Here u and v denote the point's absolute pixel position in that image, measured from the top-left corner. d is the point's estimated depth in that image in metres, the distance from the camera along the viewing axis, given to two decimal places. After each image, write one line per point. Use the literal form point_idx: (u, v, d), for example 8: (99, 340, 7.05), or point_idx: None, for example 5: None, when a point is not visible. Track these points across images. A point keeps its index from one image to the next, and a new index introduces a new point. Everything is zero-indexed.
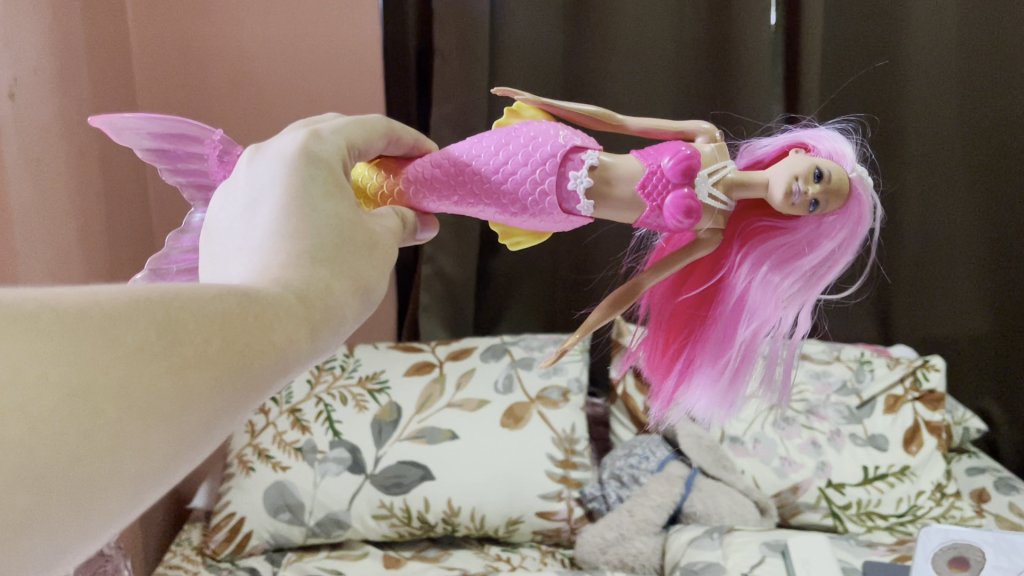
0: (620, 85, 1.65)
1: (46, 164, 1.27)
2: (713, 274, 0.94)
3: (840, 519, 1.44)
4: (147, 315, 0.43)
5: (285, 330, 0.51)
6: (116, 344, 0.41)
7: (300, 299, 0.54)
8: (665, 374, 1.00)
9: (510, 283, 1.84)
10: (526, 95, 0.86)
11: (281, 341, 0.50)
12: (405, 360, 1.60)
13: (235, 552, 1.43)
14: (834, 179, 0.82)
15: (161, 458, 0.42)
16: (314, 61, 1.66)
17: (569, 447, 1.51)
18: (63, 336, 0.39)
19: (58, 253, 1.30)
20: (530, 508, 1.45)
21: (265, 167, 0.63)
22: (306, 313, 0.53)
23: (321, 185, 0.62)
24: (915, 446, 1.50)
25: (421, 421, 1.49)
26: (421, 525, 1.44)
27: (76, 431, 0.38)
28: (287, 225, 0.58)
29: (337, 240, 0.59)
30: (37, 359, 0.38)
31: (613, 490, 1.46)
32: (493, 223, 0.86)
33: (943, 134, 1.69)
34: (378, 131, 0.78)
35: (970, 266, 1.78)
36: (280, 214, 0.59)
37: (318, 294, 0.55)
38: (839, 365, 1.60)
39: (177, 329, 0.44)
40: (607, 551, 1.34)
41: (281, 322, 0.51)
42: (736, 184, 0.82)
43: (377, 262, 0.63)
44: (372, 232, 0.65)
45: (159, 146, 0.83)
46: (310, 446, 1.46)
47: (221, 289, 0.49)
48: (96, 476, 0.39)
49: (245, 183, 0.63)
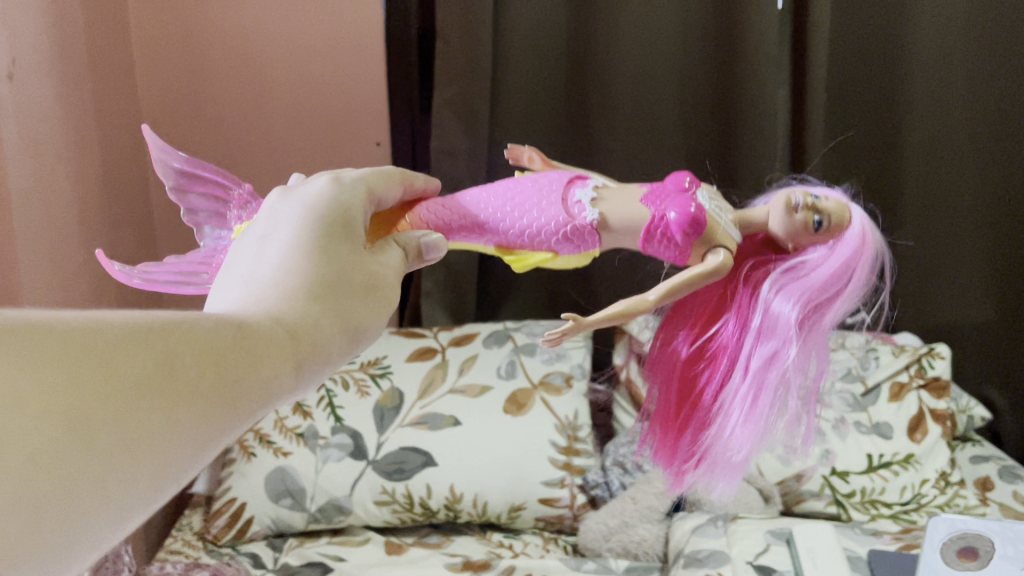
0: (625, 96, 1.65)
1: (46, 147, 1.26)
2: (726, 309, 1.02)
3: (843, 507, 1.44)
4: (147, 349, 0.45)
5: (272, 366, 0.52)
6: (118, 378, 0.43)
7: (288, 334, 0.55)
8: (687, 426, 1.06)
9: (512, 268, 1.82)
10: (535, 163, 0.92)
11: (267, 374, 0.51)
12: (406, 345, 1.59)
13: (236, 537, 1.42)
14: (830, 204, 0.92)
15: (145, 485, 0.44)
16: (315, 42, 1.64)
17: (571, 434, 1.50)
18: (52, 368, 0.41)
19: (56, 236, 1.28)
20: (532, 495, 1.44)
21: (283, 214, 0.66)
22: (294, 347, 0.54)
23: (329, 231, 0.64)
24: (919, 434, 1.50)
25: (423, 406, 1.49)
26: (423, 511, 1.43)
27: (69, 460, 0.40)
28: (292, 262, 0.60)
29: (334, 279, 0.61)
30: (29, 400, 0.40)
31: (615, 477, 1.48)
32: (503, 252, 0.83)
33: (951, 123, 1.67)
34: (394, 180, 0.79)
35: (976, 254, 1.77)
36: (288, 261, 0.61)
37: (306, 329, 0.56)
38: (844, 353, 1.59)
39: (172, 363, 0.46)
40: (610, 539, 1.34)
41: (269, 356, 0.52)
42: (741, 220, 0.92)
43: (374, 300, 0.64)
44: (373, 274, 0.65)
45: (184, 182, 0.86)
46: (312, 432, 1.46)
47: (215, 322, 0.51)
48: (84, 500, 0.41)
49: (255, 225, 0.66)
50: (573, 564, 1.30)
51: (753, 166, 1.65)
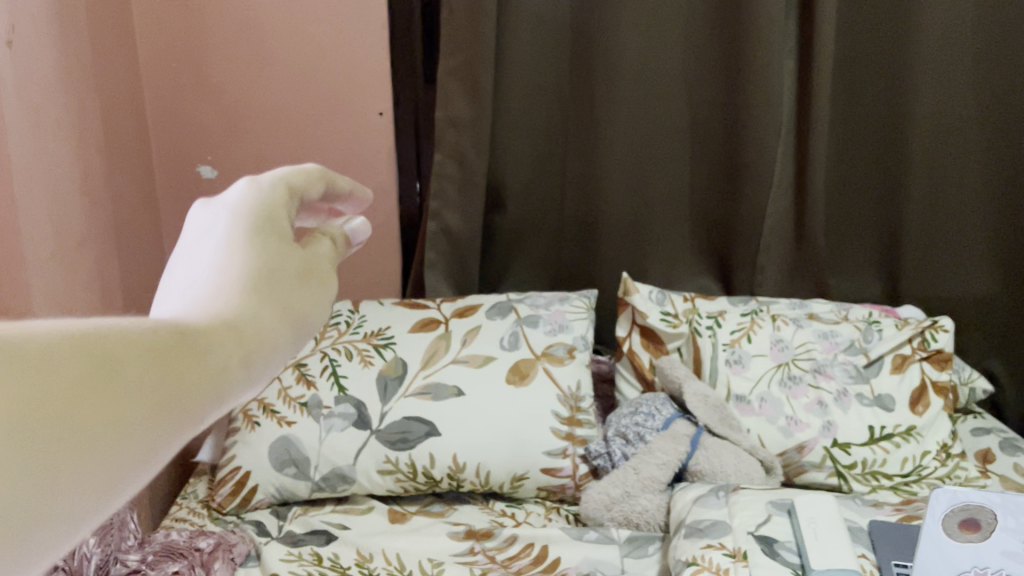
0: (629, 71, 1.65)
1: (47, 114, 1.25)
2: None
3: (845, 479, 1.45)
4: (89, 350, 0.38)
5: (222, 356, 0.45)
6: (62, 377, 0.36)
7: (223, 337, 0.46)
8: None
9: (515, 240, 1.81)
10: None
11: (214, 374, 0.45)
12: (409, 316, 1.59)
13: (241, 505, 1.43)
14: None
15: (98, 491, 0.37)
16: (317, 10, 1.63)
17: (574, 404, 1.52)
18: (11, 362, 0.34)
19: (58, 204, 1.28)
20: (535, 465, 1.45)
21: (209, 225, 0.52)
22: (230, 350, 0.46)
23: (263, 229, 0.52)
24: (921, 406, 1.50)
25: (427, 376, 1.49)
26: (426, 480, 1.44)
27: (29, 464, 0.34)
28: (230, 262, 0.50)
29: (273, 278, 0.51)
30: (12, 378, 0.34)
31: (619, 448, 1.45)
32: None
33: (955, 98, 1.67)
34: None
35: (981, 230, 1.76)
36: (226, 263, 0.50)
37: (251, 328, 0.48)
38: (846, 326, 1.59)
39: (118, 363, 0.39)
40: (613, 508, 1.36)
41: (215, 353, 0.45)
42: None
43: (303, 302, 0.52)
44: (295, 284, 0.52)
45: None
46: (315, 402, 1.46)
47: (149, 324, 0.43)
48: (38, 511, 0.34)
49: (181, 247, 0.52)
50: (576, 533, 1.35)
51: (756, 142, 1.65)
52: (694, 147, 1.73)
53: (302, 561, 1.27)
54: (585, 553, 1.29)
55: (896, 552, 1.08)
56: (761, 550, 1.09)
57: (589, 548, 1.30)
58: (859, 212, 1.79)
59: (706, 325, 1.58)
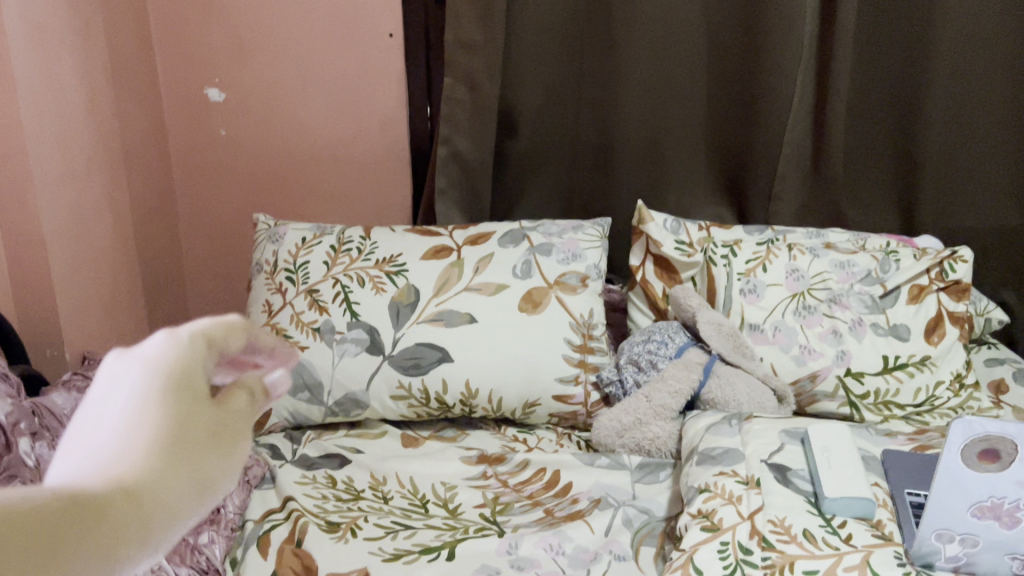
0: None
1: (49, 30, 1.21)
2: None
3: (857, 408, 1.45)
4: None
5: (113, 535, 0.45)
6: None
7: (116, 511, 0.45)
8: None
9: (527, 166, 1.79)
10: None
11: (106, 550, 0.44)
12: (421, 244, 1.56)
13: (255, 429, 1.45)
14: None
15: None
16: None
17: (586, 332, 1.51)
18: None
19: (65, 125, 1.25)
20: (547, 392, 1.46)
21: (121, 379, 0.51)
22: (120, 527, 0.45)
23: (177, 395, 0.51)
24: (936, 336, 1.49)
25: (439, 303, 1.48)
26: (439, 405, 1.45)
27: None
28: (137, 430, 0.49)
29: (178, 444, 0.50)
30: None
31: (630, 375, 1.45)
32: None
33: (983, 26, 1.61)
34: None
35: (1003, 166, 1.71)
36: (135, 427, 0.49)
37: (149, 500, 0.47)
38: (864, 256, 1.56)
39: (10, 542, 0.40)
40: (624, 435, 1.37)
41: (105, 531, 0.44)
42: None
43: (212, 459, 0.52)
44: (203, 451, 0.52)
45: None
46: (328, 327, 1.45)
47: (47, 497, 0.43)
48: None
49: (88, 404, 0.51)
50: (587, 458, 1.36)
51: (777, 67, 1.61)
52: (711, 75, 1.69)
53: (316, 484, 1.28)
54: (596, 477, 1.31)
55: (909, 480, 1.09)
56: (774, 479, 1.10)
57: (600, 474, 1.31)
58: (874, 143, 1.75)
59: (722, 255, 1.55)
